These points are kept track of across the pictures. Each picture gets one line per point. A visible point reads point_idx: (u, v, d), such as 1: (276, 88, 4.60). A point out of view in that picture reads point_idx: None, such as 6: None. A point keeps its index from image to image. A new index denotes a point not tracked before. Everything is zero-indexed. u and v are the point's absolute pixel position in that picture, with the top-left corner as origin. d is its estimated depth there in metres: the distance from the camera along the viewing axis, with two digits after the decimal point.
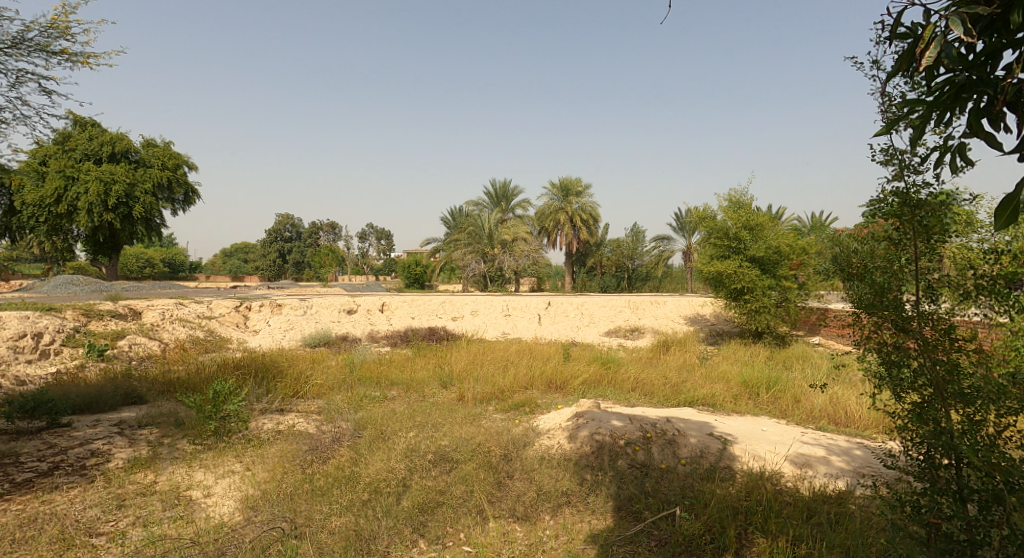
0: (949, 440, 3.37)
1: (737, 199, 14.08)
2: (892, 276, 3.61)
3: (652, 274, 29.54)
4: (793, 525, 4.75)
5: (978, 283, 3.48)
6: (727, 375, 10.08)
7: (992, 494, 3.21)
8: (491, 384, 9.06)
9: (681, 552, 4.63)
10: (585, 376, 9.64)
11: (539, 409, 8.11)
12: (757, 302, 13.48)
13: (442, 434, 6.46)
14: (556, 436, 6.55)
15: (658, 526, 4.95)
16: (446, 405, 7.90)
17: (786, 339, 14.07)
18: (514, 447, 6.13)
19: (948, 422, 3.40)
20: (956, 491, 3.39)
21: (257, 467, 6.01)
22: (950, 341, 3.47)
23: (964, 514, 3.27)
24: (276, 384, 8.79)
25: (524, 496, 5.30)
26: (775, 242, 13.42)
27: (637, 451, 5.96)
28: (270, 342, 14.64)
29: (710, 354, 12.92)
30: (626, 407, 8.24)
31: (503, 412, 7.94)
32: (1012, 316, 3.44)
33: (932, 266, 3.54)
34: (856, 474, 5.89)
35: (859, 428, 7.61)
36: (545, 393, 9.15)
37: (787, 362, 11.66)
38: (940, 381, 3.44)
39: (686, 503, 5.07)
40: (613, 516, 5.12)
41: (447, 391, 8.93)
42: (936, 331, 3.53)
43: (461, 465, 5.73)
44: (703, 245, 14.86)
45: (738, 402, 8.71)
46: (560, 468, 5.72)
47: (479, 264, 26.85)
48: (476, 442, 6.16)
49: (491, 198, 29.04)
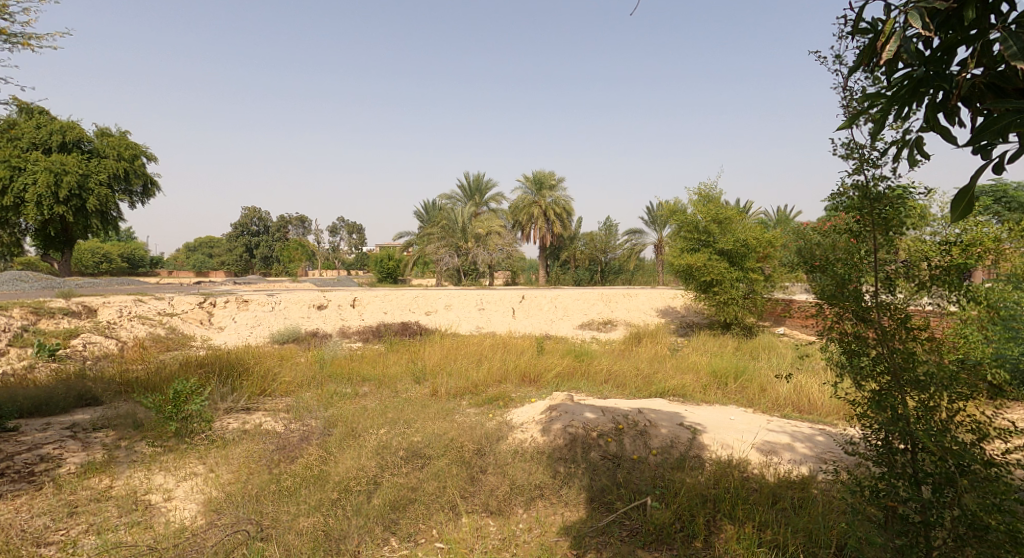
0: (908, 426, 3.49)
1: (706, 193, 14.32)
2: (852, 267, 3.71)
3: (625, 268, 29.89)
4: (759, 511, 4.89)
5: (934, 273, 3.58)
6: (697, 365, 10.30)
7: (944, 475, 3.37)
8: (464, 378, 9.08)
9: (652, 541, 4.74)
10: (558, 370, 9.70)
11: (513, 403, 8.15)
12: (724, 295, 13.73)
13: (415, 430, 6.46)
14: (529, 430, 6.59)
15: (629, 516, 5.05)
16: (418, 400, 7.92)
17: (753, 329, 14.38)
18: (487, 441, 6.16)
19: (904, 408, 3.53)
20: (911, 475, 3.53)
21: (221, 468, 5.93)
22: (906, 330, 3.59)
23: (921, 499, 3.43)
24: (242, 382, 8.63)
25: (498, 491, 5.33)
26: (743, 235, 13.55)
27: (609, 442, 6.03)
28: (236, 339, 14.43)
29: (682, 345, 13.15)
30: (600, 399, 8.35)
31: (477, 406, 7.97)
32: (963, 306, 3.57)
33: (889, 258, 3.65)
34: (818, 459, 6.08)
35: (821, 415, 7.87)
36: (519, 386, 9.19)
37: (753, 351, 11.94)
38: (897, 369, 3.56)
39: (656, 493, 5.16)
40: (586, 508, 5.20)
41: (420, 386, 8.92)
42: (893, 320, 3.63)
43: (433, 461, 5.74)
44: (674, 238, 15.08)
45: (707, 392, 8.89)
46: (533, 461, 5.78)
47: (454, 258, 26.44)
48: (448, 437, 6.17)
49: (465, 191, 28.99)
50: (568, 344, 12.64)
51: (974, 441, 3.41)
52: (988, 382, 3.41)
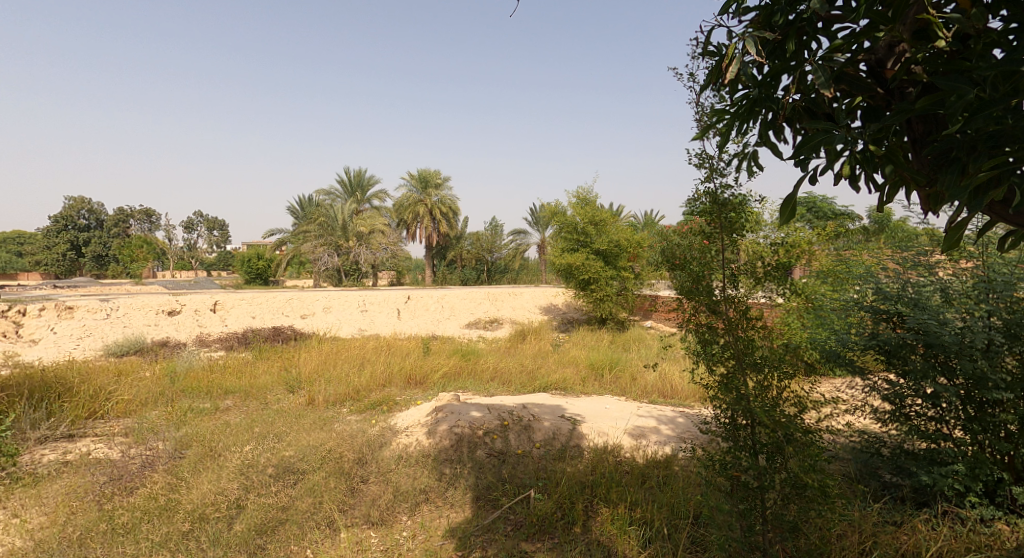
0: (750, 403, 4.01)
1: (583, 196, 15.15)
2: (706, 266, 4.21)
3: (510, 267, 30.79)
4: (631, 492, 5.40)
5: (767, 271, 4.15)
6: (576, 358, 11.03)
7: (775, 442, 3.89)
8: (344, 384, 9.06)
9: (535, 531, 5.12)
10: (444, 370, 9.99)
11: (397, 407, 8.33)
12: (600, 292, 14.65)
13: (286, 444, 6.42)
14: (414, 433, 6.80)
15: (513, 510, 5.39)
16: (290, 411, 7.81)
17: (625, 323, 15.47)
18: (369, 449, 6.29)
19: (745, 389, 4.04)
20: (751, 446, 3.96)
21: (31, 511, 5.34)
22: (746, 320, 4.15)
23: (759, 467, 3.91)
24: (63, 405, 7.80)
25: (380, 500, 5.46)
26: (616, 236, 14.64)
27: (495, 439, 6.42)
28: (53, 354, 13.10)
29: (562, 340, 13.92)
30: (485, 397, 8.71)
31: (359, 412, 8.02)
32: (788, 298, 4.16)
33: (734, 258, 4.19)
34: (680, 439, 6.82)
35: (682, 398, 8.77)
36: (404, 389, 9.35)
37: (626, 344, 12.92)
38: (739, 353, 4.09)
39: (539, 485, 5.64)
40: (471, 507, 5.47)
41: (294, 395, 8.79)
42: (737, 312, 4.19)
43: (308, 476, 5.72)
44: (555, 239, 15.85)
45: (586, 385, 9.53)
46: (418, 466, 5.99)
47: (332, 258, 25.81)
48: (325, 449, 6.21)
49: (345, 187, 28.41)
50: (453, 345, 12.88)
51: (798, 413, 3.95)
52: (807, 364, 4.03)
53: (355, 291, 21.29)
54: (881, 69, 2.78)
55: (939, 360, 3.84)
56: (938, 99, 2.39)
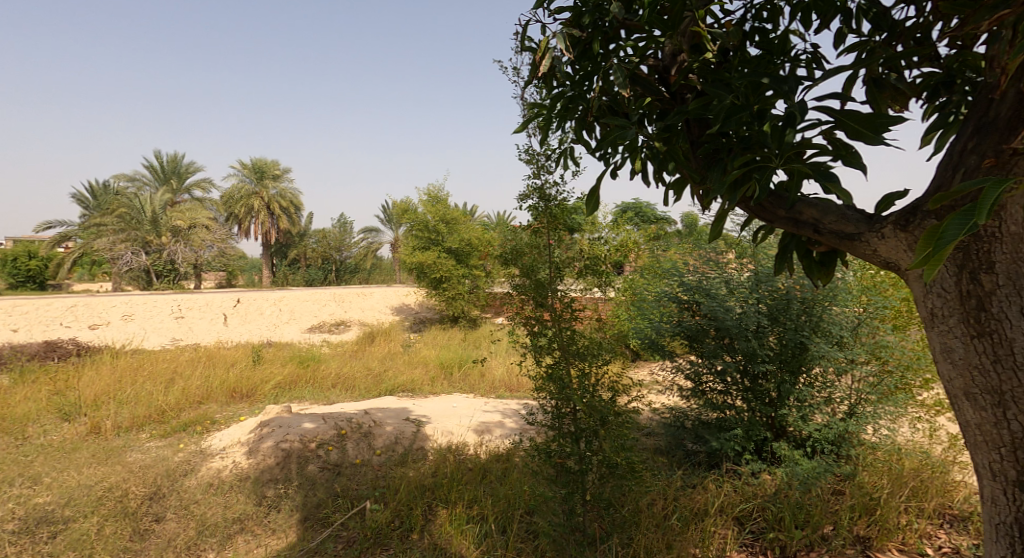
0: (571, 389, 3.28)
1: (435, 193, 15.25)
2: (535, 248, 3.23)
3: (361, 267, 30.07)
4: (470, 489, 4.72)
5: (591, 255, 3.22)
6: (427, 358, 11.13)
7: (592, 429, 3.27)
8: (144, 404, 7.48)
9: (369, 545, 4.29)
10: (278, 379, 9.23)
11: (214, 427, 7.07)
12: (452, 290, 14.88)
13: (43, 487, 4.93)
14: (231, 455, 5.60)
15: (347, 525, 4.54)
16: (59, 443, 6.17)
17: (477, 321, 15.67)
18: (169, 477, 5.02)
19: (568, 380, 3.23)
20: (572, 433, 3.28)
21: None
22: (570, 311, 3.24)
23: (571, 447, 3.28)
24: None
25: (179, 537, 4.31)
26: (467, 235, 15.05)
27: (330, 450, 5.45)
28: None
29: (413, 341, 13.88)
30: (325, 406, 8.31)
31: (161, 437, 6.60)
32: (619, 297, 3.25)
33: (557, 244, 3.20)
34: (521, 431, 7.19)
35: (526, 391, 9.29)
36: (225, 404, 8.15)
37: (477, 341, 13.27)
38: (563, 343, 3.23)
39: (376, 495, 4.79)
40: (297, 528, 4.48)
41: (69, 422, 7.05)
42: (563, 304, 3.25)
43: (74, 524, 4.38)
44: (407, 237, 15.74)
45: (435, 384, 9.68)
46: (233, 491, 4.90)
47: (136, 257, 22.46)
48: (105, 487, 4.83)
49: (157, 173, 25.25)
50: (290, 352, 11.93)
51: (619, 399, 3.29)
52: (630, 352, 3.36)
53: (176, 295, 19.21)
54: (666, 74, 2.34)
55: (724, 341, 4.55)
56: (703, 100, 2.01)
